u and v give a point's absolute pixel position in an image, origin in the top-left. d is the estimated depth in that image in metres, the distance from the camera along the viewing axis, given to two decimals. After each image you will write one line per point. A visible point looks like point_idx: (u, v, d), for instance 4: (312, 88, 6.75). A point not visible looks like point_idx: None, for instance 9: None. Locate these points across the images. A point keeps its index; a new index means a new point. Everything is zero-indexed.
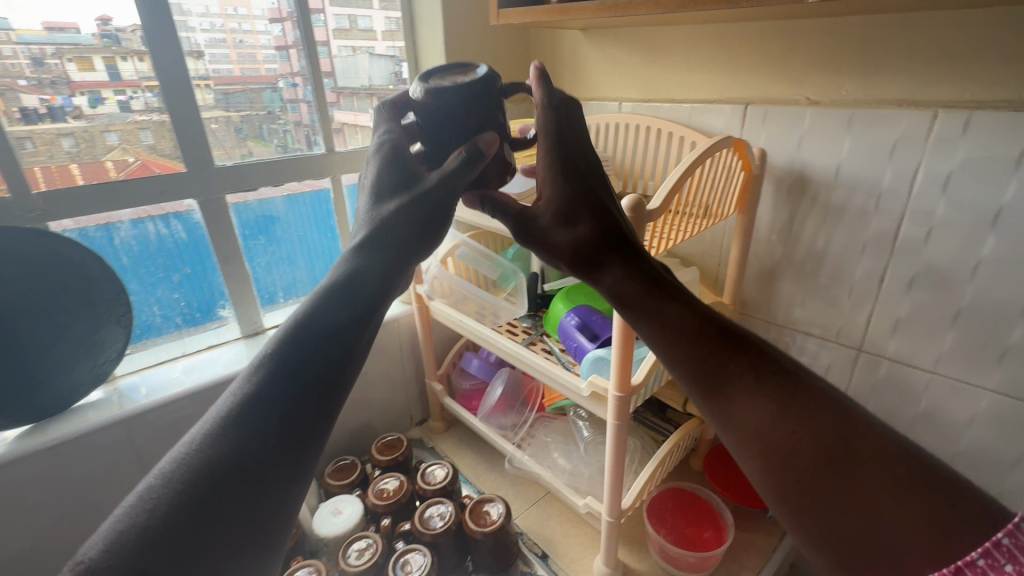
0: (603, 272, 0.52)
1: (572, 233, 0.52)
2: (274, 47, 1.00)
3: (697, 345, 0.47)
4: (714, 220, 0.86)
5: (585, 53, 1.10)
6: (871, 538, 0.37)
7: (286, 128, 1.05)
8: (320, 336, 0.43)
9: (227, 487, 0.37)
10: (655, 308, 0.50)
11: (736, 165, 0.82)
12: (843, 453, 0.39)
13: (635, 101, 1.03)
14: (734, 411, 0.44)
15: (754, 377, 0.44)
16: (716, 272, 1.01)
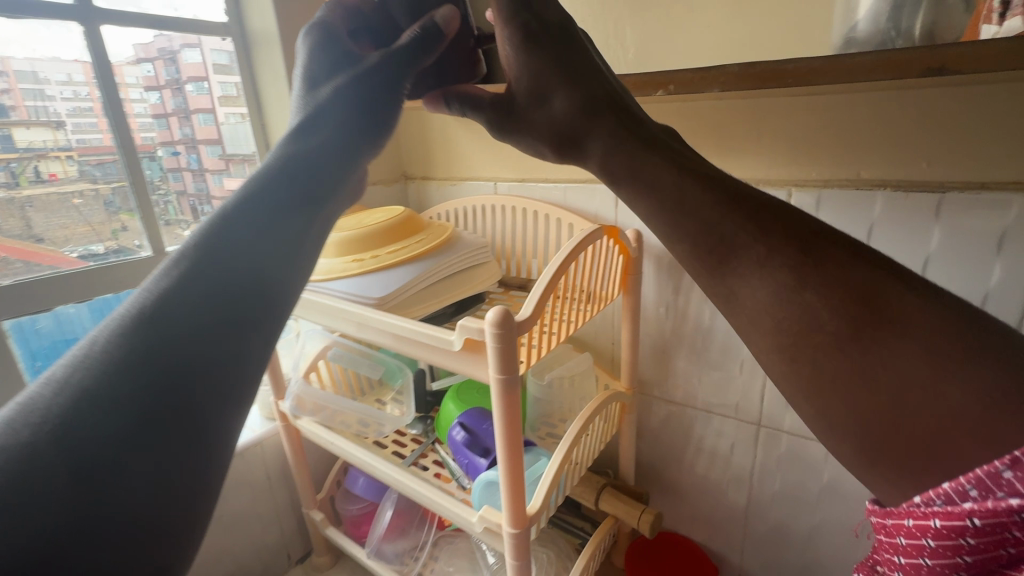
0: (592, 144, 0.44)
1: (563, 111, 0.43)
2: (151, 115, 0.90)
3: (725, 224, 0.43)
4: (600, 303, 0.81)
5: (454, 132, 1.04)
6: (912, 399, 0.38)
7: (167, 198, 0.94)
8: (258, 245, 0.39)
9: (160, 408, 0.31)
10: (652, 177, 0.44)
11: (613, 251, 0.79)
12: (880, 316, 0.39)
13: (510, 181, 0.99)
14: (754, 288, 0.43)
15: (780, 247, 0.41)
16: (611, 352, 0.95)
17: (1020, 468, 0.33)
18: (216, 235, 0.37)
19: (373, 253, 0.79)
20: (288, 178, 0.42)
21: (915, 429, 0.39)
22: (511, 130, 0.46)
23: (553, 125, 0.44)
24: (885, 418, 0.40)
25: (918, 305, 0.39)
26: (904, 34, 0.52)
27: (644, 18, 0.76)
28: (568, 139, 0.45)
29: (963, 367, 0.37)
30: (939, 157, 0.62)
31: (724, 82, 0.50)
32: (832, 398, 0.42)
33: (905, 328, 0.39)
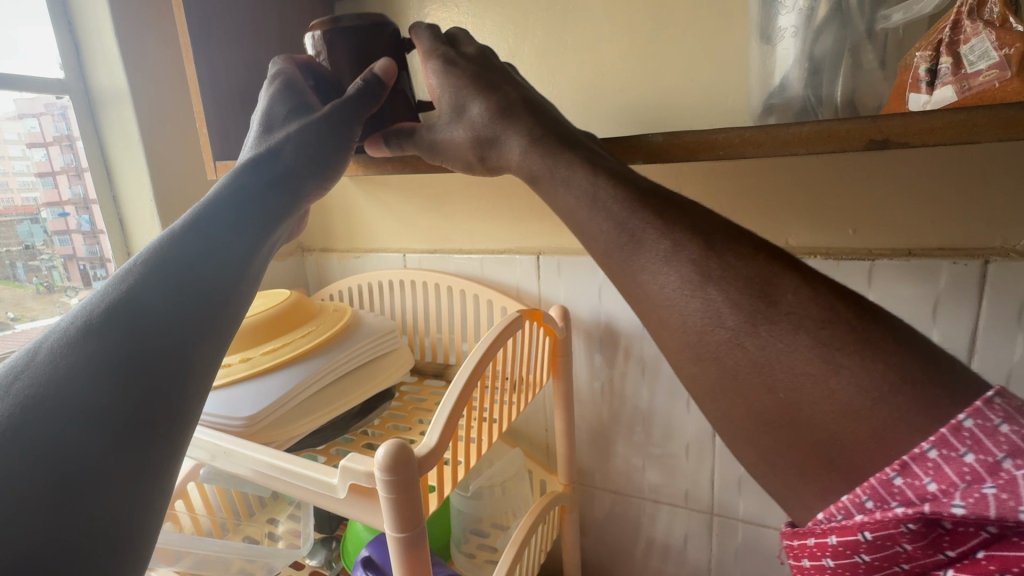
0: (509, 146, 0.43)
1: (480, 119, 0.44)
2: (35, 173, 0.78)
3: (623, 217, 0.37)
4: (530, 392, 0.71)
5: (356, 200, 0.92)
6: (813, 403, 0.30)
7: (52, 264, 0.81)
8: (208, 266, 0.41)
9: (129, 398, 0.32)
10: (563, 179, 0.40)
11: (537, 334, 0.69)
12: (777, 303, 0.32)
13: (422, 252, 0.88)
14: (653, 280, 0.36)
15: (678, 234, 0.36)
16: (544, 441, 0.84)
17: (914, 475, 0.27)
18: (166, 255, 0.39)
19: (244, 355, 0.63)
20: (237, 205, 0.44)
21: (820, 444, 0.30)
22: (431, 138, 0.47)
23: (472, 134, 0.44)
24: (785, 429, 0.31)
25: (822, 294, 0.32)
26: (825, 101, 0.48)
27: (554, 81, 0.71)
28: (488, 145, 0.44)
29: (874, 365, 0.29)
30: (864, 222, 0.60)
31: (648, 153, 0.43)
32: (729, 404, 0.33)
33: (803, 319, 0.31)
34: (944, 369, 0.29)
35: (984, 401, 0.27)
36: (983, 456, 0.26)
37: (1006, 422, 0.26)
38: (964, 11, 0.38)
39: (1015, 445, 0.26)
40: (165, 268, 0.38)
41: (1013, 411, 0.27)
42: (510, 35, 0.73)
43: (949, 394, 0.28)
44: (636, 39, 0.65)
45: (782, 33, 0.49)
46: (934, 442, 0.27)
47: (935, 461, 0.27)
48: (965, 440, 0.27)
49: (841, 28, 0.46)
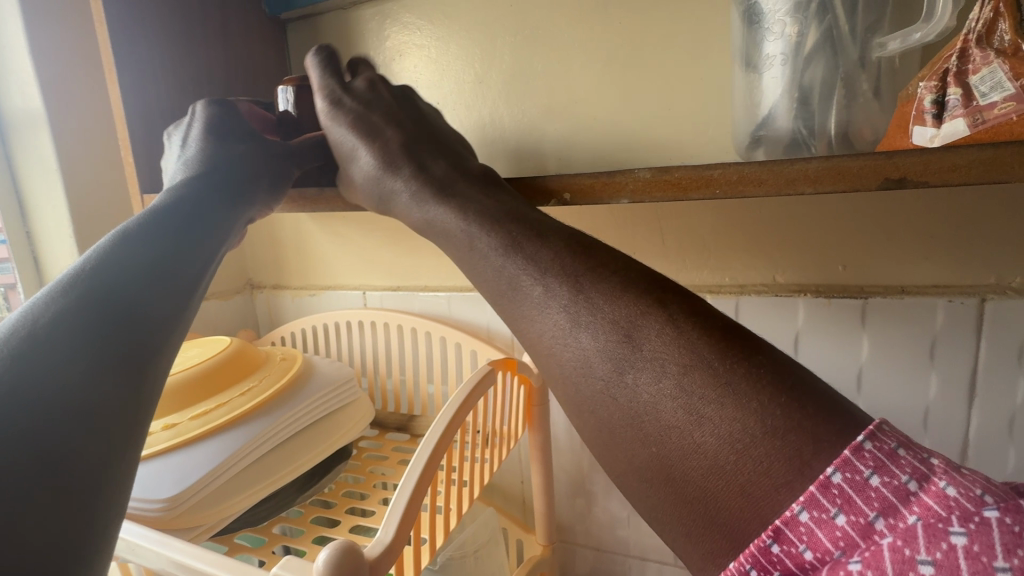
0: (395, 193, 0.45)
1: (371, 165, 0.46)
2: None
3: (506, 265, 0.37)
4: (505, 447, 0.64)
5: (312, 233, 0.85)
6: (681, 457, 0.28)
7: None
8: (171, 251, 0.40)
9: (116, 355, 0.31)
10: (441, 227, 0.42)
11: (510, 384, 0.63)
12: (641, 348, 0.31)
13: (383, 290, 0.81)
14: (536, 327, 0.35)
15: (553, 276, 0.35)
16: (520, 495, 0.77)
17: (788, 542, 0.24)
18: (125, 239, 0.38)
19: (169, 421, 0.54)
20: (190, 205, 0.44)
21: (690, 501, 0.28)
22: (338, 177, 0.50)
23: (366, 177, 0.46)
24: (662, 485, 0.29)
25: (685, 332, 0.30)
26: (816, 132, 0.45)
27: (524, 109, 0.67)
28: (380, 190, 0.46)
29: (733, 413, 0.27)
30: (854, 258, 0.57)
31: (634, 190, 0.38)
32: (613, 455, 0.31)
33: (666, 365, 0.29)
34: (815, 405, 0.27)
35: (852, 449, 0.24)
36: (855, 518, 0.23)
37: (876, 475, 0.24)
38: (972, 39, 0.35)
39: (885, 502, 0.23)
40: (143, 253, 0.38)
41: (885, 461, 0.24)
42: (476, 60, 0.69)
43: (814, 440, 0.25)
44: (610, 65, 0.61)
45: (769, 60, 0.46)
46: (804, 502, 0.24)
47: (807, 525, 0.24)
48: (835, 500, 0.24)
49: (832, 57, 0.43)
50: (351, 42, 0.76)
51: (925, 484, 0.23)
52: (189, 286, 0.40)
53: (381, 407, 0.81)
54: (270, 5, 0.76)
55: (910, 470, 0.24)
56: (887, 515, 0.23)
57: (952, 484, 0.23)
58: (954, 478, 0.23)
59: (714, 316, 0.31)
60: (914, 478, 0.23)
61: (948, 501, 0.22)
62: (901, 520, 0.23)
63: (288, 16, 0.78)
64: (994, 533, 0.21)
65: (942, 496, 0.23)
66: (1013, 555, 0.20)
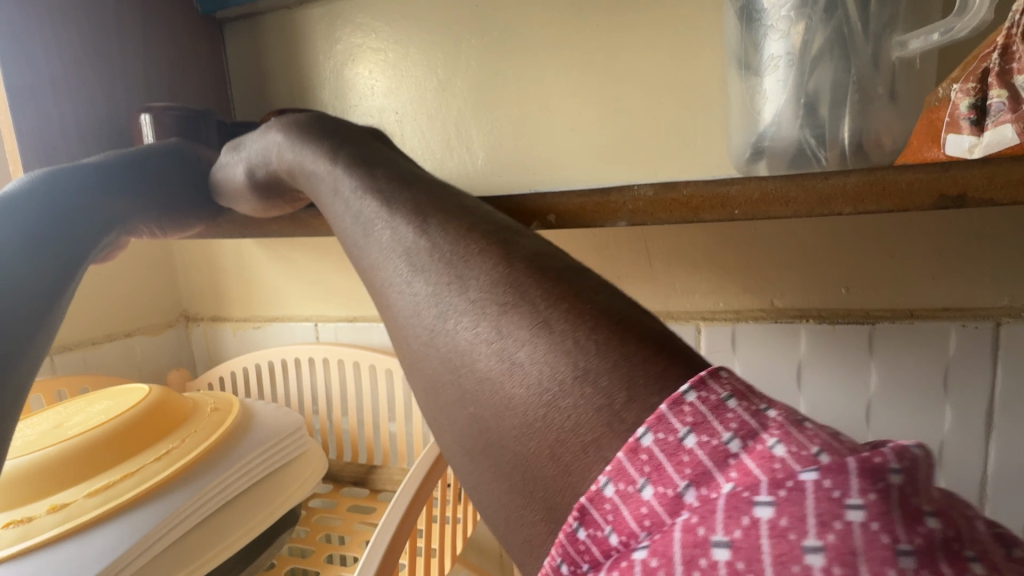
0: (272, 147, 0.38)
1: (252, 146, 0.40)
2: None
3: (356, 205, 0.30)
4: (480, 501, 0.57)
5: (256, 259, 0.75)
6: (499, 416, 0.22)
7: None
8: (74, 213, 0.37)
9: None
10: (309, 174, 0.35)
11: None
12: (463, 286, 0.25)
13: (338, 321, 0.72)
14: (371, 268, 0.29)
15: (396, 211, 0.29)
16: (497, 548, 0.68)
17: (593, 524, 0.19)
18: (24, 198, 0.35)
19: (59, 501, 0.43)
20: (104, 170, 0.41)
21: (507, 473, 0.22)
22: (220, 176, 0.44)
23: (247, 161, 0.41)
24: (483, 456, 0.23)
25: (511, 266, 0.24)
26: (826, 140, 0.39)
27: (493, 120, 0.60)
28: (257, 159, 0.40)
29: (548, 355, 0.22)
30: (857, 280, 0.52)
31: (633, 210, 0.32)
32: (439, 423, 0.25)
33: (484, 303, 0.24)
34: (651, 348, 0.21)
35: (670, 402, 0.19)
36: (663, 490, 0.18)
37: (691, 434, 0.18)
38: (1017, 33, 0.30)
39: (698, 469, 0.18)
40: (47, 212, 0.35)
41: (705, 415, 0.18)
42: (438, 66, 0.62)
43: (628, 386, 0.20)
44: (587, 72, 0.55)
45: (771, 62, 0.41)
46: (609, 472, 0.19)
47: (612, 501, 0.19)
48: (643, 468, 0.18)
49: (842, 59, 0.38)
50: (298, 45, 0.68)
51: (750, 443, 0.18)
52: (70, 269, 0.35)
53: (335, 454, 0.71)
54: (203, 3, 0.67)
55: (736, 426, 0.18)
56: (699, 486, 0.18)
57: (782, 442, 0.17)
58: (788, 434, 0.17)
59: (554, 254, 0.26)
60: (738, 436, 0.18)
61: (771, 463, 0.17)
62: (714, 489, 0.17)
63: (224, 16, 0.69)
64: (806, 504, 0.15)
65: (766, 457, 0.17)
66: (828, 530, 0.15)
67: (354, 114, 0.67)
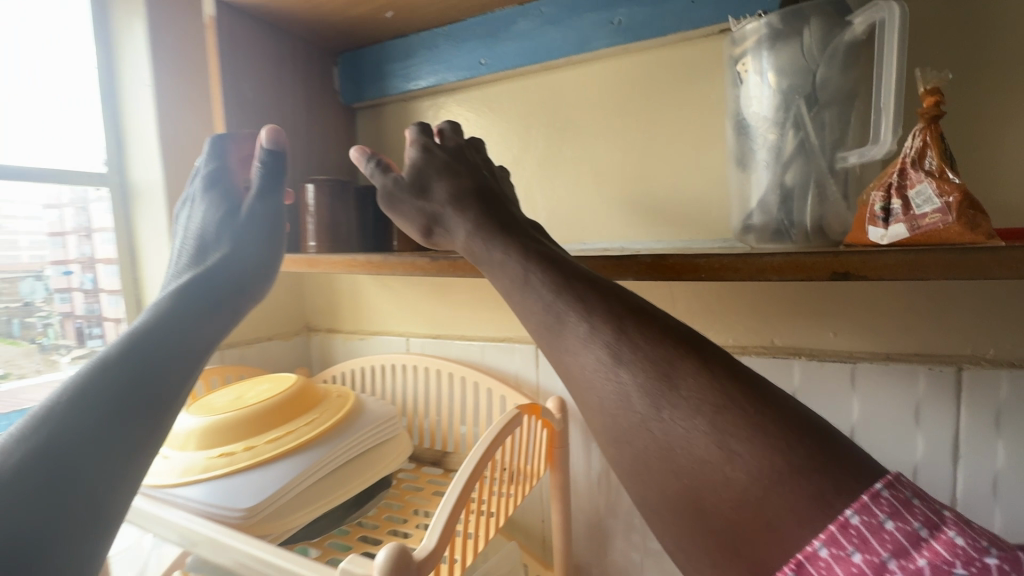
0: (459, 232, 0.48)
1: (436, 202, 0.51)
2: (48, 234, 0.86)
3: (549, 297, 0.36)
4: (527, 483, 0.71)
5: (365, 286, 0.97)
6: (713, 489, 0.27)
7: (48, 321, 0.87)
8: (189, 321, 0.51)
9: (100, 433, 0.41)
10: (498, 261, 0.43)
11: (537, 426, 0.71)
12: (673, 380, 0.29)
13: (425, 337, 0.91)
14: (568, 352, 0.34)
15: (593, 309, 0.34)
16: (541, 533, 0.83)
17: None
18: (153, 316, 0.49)
19: (248, 443, 0.65)
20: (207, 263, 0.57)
21: (727, 538, 0.26)
22: (390, 205, 0.54)
23: (428, 216, 0.51)
24: (694, 519, 0.27)
25: (715, 370, 0.29)
26: (797, 225, 0.54)
27: (553, 188, 0.79)
28: (439, 223, 0.51)
29: (762, 448, 0.26)
30: (843, 327, 0.64)
31: (638, 271, 0.48)
32: (644, 487, 0.29)
33: (698, 396, 0.28)
34: (836, 456, 0.27)
35: (872, 495, 0.26)
36: (870, 556, 0.25)
37: (891, 519, 0.26)
38: (908, 161, 0.44)
39: (898, 544, 0.25)
40: (166, 324, 0.49)
41: (901, 507, 0.26)
42: (515, 146, 0.81)
43: (832, 481, 0.26)
44: (627, 155, 0.72)
45: (756, 164, 0.56)
46: (825, 540, 0.25)
47: (826, 560, 0.25)
48: (853, 539, 0.25)
49: (806, 165, 0.53)
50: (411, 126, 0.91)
51: (936, 532, 0.26)
52: (190, 351, 0.49)
53: (418, 443, 0.90)
54: (344, 95, 0.91)
55: (923, 518, 0.26)
56: (899, 557, 0.25)
57: (959, 535, 0.26)
58: (963, 530, 0.26)
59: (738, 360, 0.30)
60: (927, 526, 0.26)
61: (956, 548, 0.25)
62: (910, 561, 0.25)
63: (357, 105, 0.93)
64: None
65: (950, 543, 0.25)
66: None
67: None
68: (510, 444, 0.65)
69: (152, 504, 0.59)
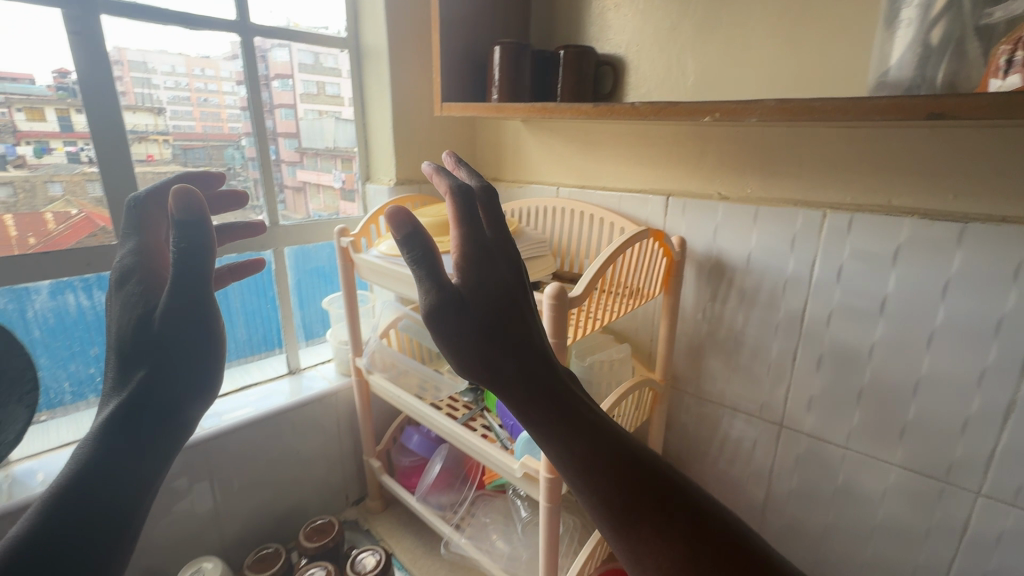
0: (528, 396, 0.40)
1: (499, 350, 0.40)
2: (239, 107, 1.07)
3: (632, 499, 0.39)
4: (642, 299, 0.91)
5: (526, 141, 1.19)
6: None
7: (245, 185, 1.11)
8: (159, 410, 0.50)
9: (69, 550, 0.42)
10: (577, 447, 0.40)
11: (658, 252, 0.89)
12: None
13: (572, 186, 1.12)
14: (656, 554, 0.38)
15: (674, 518, 0.39)
16: (649, 347, 1.05)
17: None
18: (117, 412, 0.48)
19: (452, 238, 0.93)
20: (156, 348, 0.51)
21: None
22: (439, 327, 0.40)
23: (488, 361, 0.40)
24: None
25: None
26: (928, 80, 0.60)
27: (704, 52, 0.88)
28: (498, 375, 0.40)
29: None
30: (964, 189, 0.69)
31: (762, 113, 0.60)
32: None
33: None
34: None
35: None
36: None
37: None
38: None
39: None
40: (140, 415, 0.49)
41: None
42: (674, 11, 0.90)
43: None
44: (782, 17, 0.78)
45: (903, 22, 0.61)
46: None
47: None
48: None
49: (953, 22, 0.57)
50: None
51: None
52: (165, 442, 0.49)
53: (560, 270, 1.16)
54: None
55: None
56: None
57: None
58: None
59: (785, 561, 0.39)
60: None
61: None
62: None
63: None
64: None
65: None
66: None
67: (609, 44, 1.00)
68: (631, 260, 0.84)
69: (395, 267, 0.91)
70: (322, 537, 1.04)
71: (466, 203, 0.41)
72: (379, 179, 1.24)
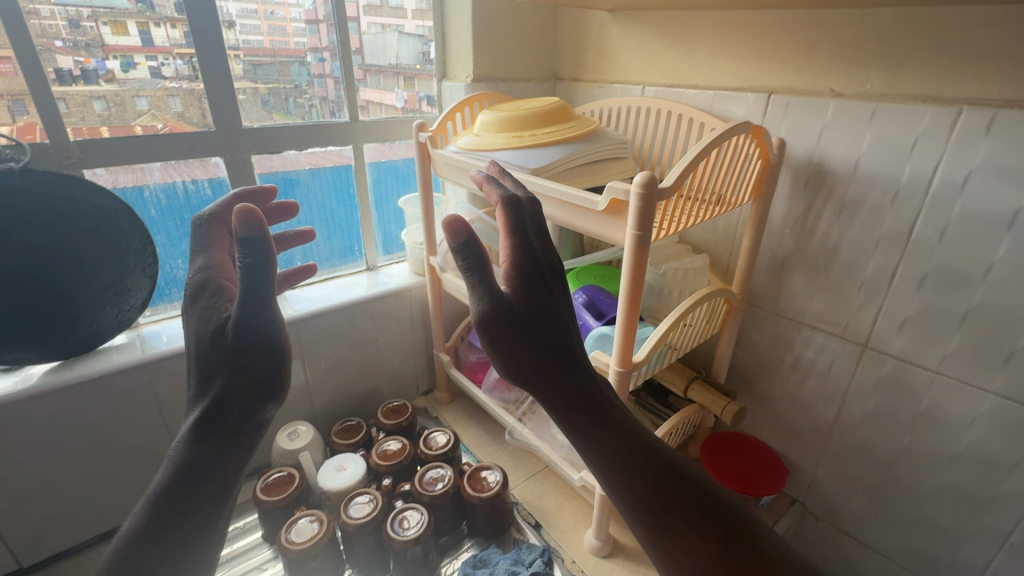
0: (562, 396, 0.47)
1: (539, 354, 0.46)
2: (305, 21, 1.06)
3: (648, 485, 0.45)
4: (727, 208, 0.85)
5: (612, 37, 1.11)
6: None
7: (312, 103, 1.12)
8: (228, 424, 0.50)
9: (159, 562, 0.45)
10: (602, 440, 0.46)
11: (754, 153, 0.82)
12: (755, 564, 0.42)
13: (659, 86, 1.04)
14: (668, 533, 0.44)
15: (686, 504, 0.45)
16: (727, 261, 1.02)
17: None
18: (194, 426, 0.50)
19: (533, 133, 0.90)
20: (221, 364, 0.51)
21: None
22: (487, 332, 0.46)
23: (529, 363, 0.46)
24: None
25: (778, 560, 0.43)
26: None
27: None
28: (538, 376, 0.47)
29: None
30: None
31: None
32: None
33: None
34: None
35: None
36: None
37: None
38: None
39: None
40: (212, 432, 0.50)
41: None
42: None
43: None
44: None
45: None
46: None
47: None
48: None
49: None
50: None
51: None
52: (232, 459, 0.50)
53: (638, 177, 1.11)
54: None
55: None
56: None
57: None
58: None
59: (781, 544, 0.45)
60: None
61: None
62: None
63: None
64: None
65: None
66: None
67: None
68: (718, 160, 0.77)
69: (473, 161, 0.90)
70: (396, 417, 1.14)
71: (514, 220, 0.48)
72: (455, 76, 1.21)
